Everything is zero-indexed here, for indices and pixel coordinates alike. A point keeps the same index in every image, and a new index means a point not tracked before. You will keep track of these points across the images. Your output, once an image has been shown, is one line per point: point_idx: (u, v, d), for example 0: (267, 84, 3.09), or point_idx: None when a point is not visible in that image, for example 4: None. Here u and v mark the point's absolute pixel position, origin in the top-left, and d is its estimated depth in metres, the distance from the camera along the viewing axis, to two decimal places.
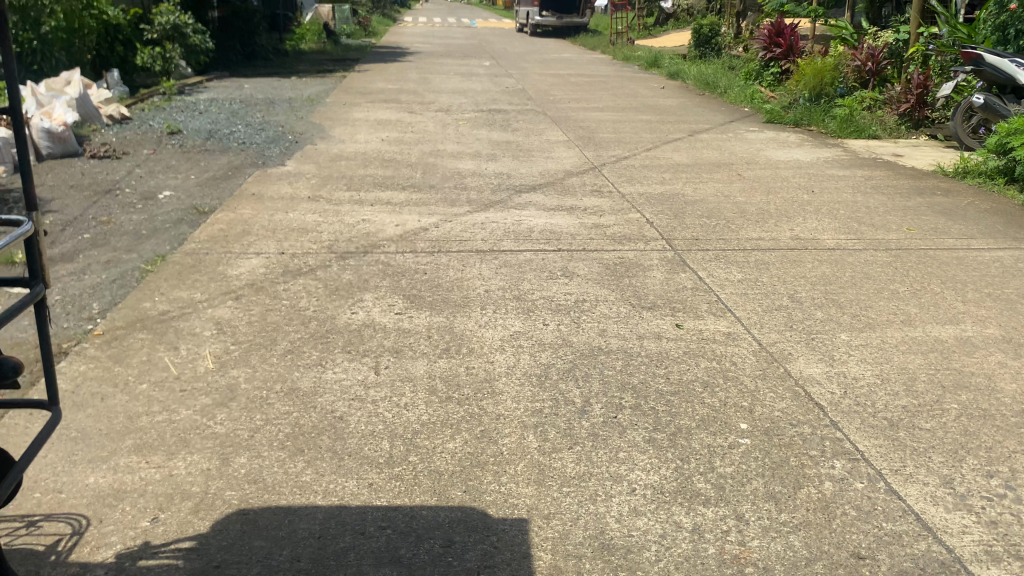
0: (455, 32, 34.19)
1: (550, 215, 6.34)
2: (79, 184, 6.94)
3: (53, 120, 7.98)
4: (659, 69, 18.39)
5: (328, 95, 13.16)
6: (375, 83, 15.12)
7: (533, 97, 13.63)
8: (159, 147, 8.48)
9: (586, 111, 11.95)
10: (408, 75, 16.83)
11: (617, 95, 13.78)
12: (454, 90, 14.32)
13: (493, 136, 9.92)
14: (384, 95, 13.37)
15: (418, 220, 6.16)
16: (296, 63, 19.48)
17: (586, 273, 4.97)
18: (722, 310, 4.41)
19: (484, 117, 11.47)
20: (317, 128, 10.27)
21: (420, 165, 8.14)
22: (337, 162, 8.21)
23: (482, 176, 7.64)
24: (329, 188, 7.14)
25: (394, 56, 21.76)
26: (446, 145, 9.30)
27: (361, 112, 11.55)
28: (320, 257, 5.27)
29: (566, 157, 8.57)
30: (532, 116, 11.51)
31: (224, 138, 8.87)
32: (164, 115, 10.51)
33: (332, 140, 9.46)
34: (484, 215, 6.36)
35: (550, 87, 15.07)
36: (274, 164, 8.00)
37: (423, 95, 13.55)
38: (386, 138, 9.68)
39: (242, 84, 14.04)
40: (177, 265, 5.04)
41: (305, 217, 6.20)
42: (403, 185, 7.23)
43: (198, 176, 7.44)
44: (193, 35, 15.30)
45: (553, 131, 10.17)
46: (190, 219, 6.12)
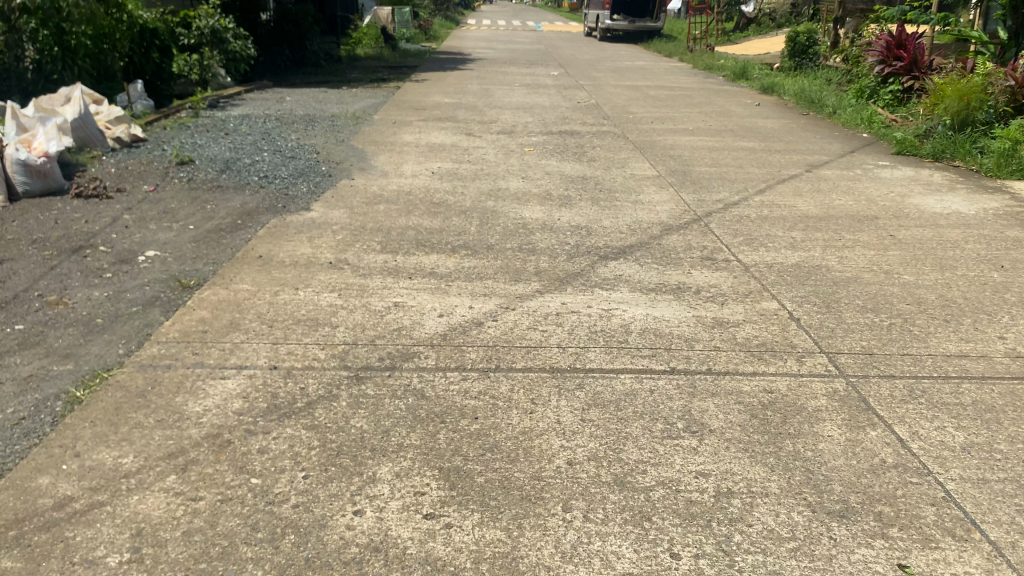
0: (521, 37, 32.71)
1: (652, 298, 4.63)
2: (45, 238, 5.47)
3: (32, 150, 6.57)
4: (749, 83, 16.45)
5: (377, 112, 11.64)
6: (431, 96, 13.55)
7: (609, 116, 11.91)
8: (163, 181, 7.01)
9: (675, 136, 10.19)
10: (469, 86, 15.27)
11: (707, 115, 11.96)
12: (519, 105, 12.68)
13: (566, 169, 8.25)
14: (439, 113, 11.80)
15: (472, 304, 4.52)
16: (350, 71, 18.12)
17: (721, 425, 3.23)
18: (965, 528, 2.65)
19: (555, 141, 9.81)
20: (358, 155, 8.72)
21: (476, 213, 6.52)
22: (375, 207, 6.64)
23: (555, 231, 5.98)
24: (358, 247, 5.56)
25: (454, 64, 20.24)
26: (510, 182, 7.67)
27: (412, 134, 9.98)
28: (326, 376, 3.65)
29: (660, 201, 6.87)
30: (610, 142, 9.79)
31: (242, 171, 7.36)
32: (185, 136, 9.09)
33: (373, 173, 7.88)
34: (560, 294, 4.68)
35: (628, 103, 13.32)
36: (296, 209, 6.45)
37: (484, 112, 11.93)
38: (437, 170, 8.08)
39: (285, 97, 12.62)
40: (119, 391, 3.48)
41: (319, 298, 4.62)
42: (449, 247, 5.58)
43: (198, 226, 5.93)
44: (233, 41, 13.92)
45: (638, 164, 8.48)
46: (165, 300, 4.57)
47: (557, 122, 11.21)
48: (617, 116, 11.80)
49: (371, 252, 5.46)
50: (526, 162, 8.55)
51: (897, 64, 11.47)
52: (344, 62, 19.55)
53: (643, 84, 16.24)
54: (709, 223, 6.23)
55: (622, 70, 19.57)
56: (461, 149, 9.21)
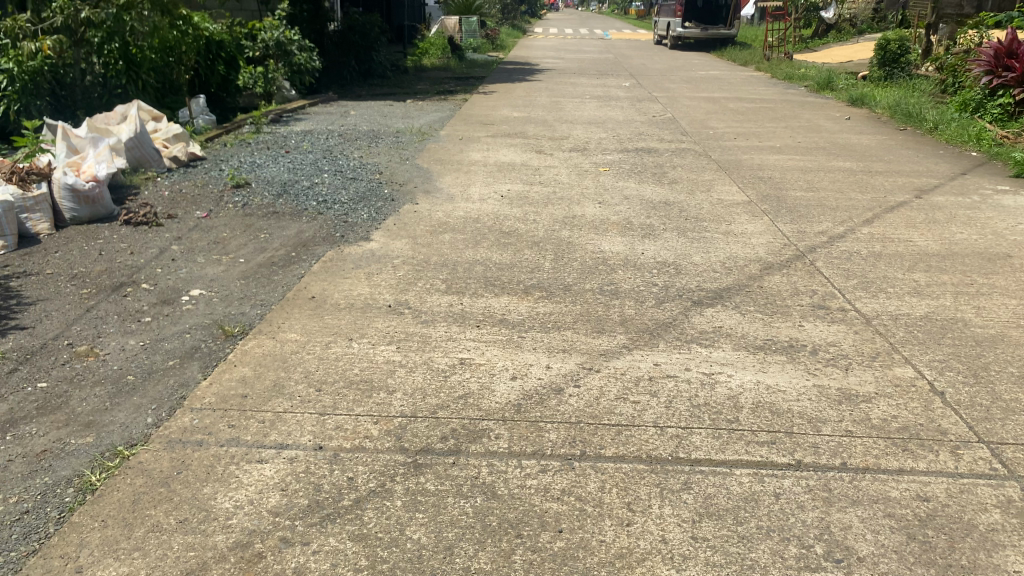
0: (590, 45, 32.07)
1: (761, 359, 3.96)
2: (86, 272, 5.06)
3: (81, 174, 6.20)
4: (835, 95, 15.49)
5: (444, 127, 11.14)
6: (499, 110, 13.02)
7: (688, 130, 11.18)
8: (217, 206, 6.59)
9: (762, 155, 9.42)
10: (539, 98, 14.71)
11: (796, 130, 11.13)
12: (592, 119, 12.06)
13: (647, 192, 7.58)
14: (508, 128, 11.25)
15: (549, 362, 3.90)
16: (416, 83, 17.75)
17: (872, 552, 2.55)
18: None
19: (632, 159, 9.15)
20: (422, 175, 8.21)
21: (550, 244, 5.91)
22: (440, 236, 6.09)
23: (639, 269, 5.34)
24: (421, 286, 5.00)
25: (522, 74, 19.67)
26: (586, 207, 7.05)
27: (479, 152, 9.44)
28: (381, 461, 3.08)
29: (755, 233, 6.16)
30: (691, 160, 9.08)
31: (300, 195, 6.90)
32: (244, 155, 8.72)
33: (438, 196, 7.35)
34: (650, 352, 4.03)
35: (707, 116, 12.56)
36: (355, 239, 5.93)
37: (554, 126, 11.33)
38: (507, 193, 7.51)
39: (349, 111, 12.24)
40: (139, 476, 2.96)
41: (375, 352, 4.07)
42: (521, 287, 4.98)
43: (249, 259, 5.45)
44: (299, 54, 13.52)
45: (725, 187, 7.77)
46: (205, 352, 4.07)
47: (633, 138, 10.54)
48: (697, 131, 11.08)
49: (435, 292, 4.90)
50: (602, 184, 7.91)
51: (1008, 74, 10.49)
52: (410, 73, 19.17)
53: (721, 95, 15.43)
54: (814, 260, 5.50)
55: (697, 79, 18.77)
56: (531, 168, 8.62)
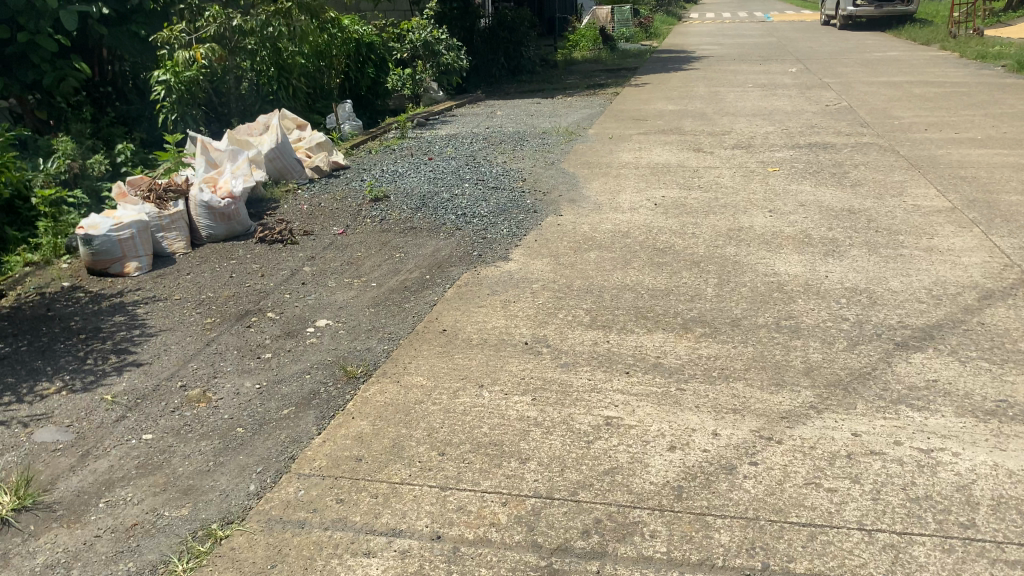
0: (751, 29, 30.36)
1: (995, 437, 3.11)
2: (213, 299, 4.80)
3: (218, 190, 6.02)
4: None
5: (593, 127, 10.50)
6: (654, 104, 12.23)
7: (867, 120, 9.99)
8: (353, 222, 6.27)
9: (961, 149, 8.19)
10: (697, 89, 13.75)
11: (998, 119, 9.70)
12: (756, 111, 11.05)
13: (826, 197, 6.65)
14: (662, 124, 10.48)
15: (715, 429, 3.21)
16: (567, 77, 17.17)
17: None
18: None
19: (805, 157, 8.17)
20: (570, 182, 7.62)
21: (713, 264, 5.17)
22: (587, 255, 5.47)
23: (822, 297, 4.52)
24: (565, 316, 4.41)
25: (678, 63, 18.68)
26: (754, 215, 6.22)
27: (631, 153, 8.74)
28: (509, 562, 2.51)
29: (964, 252, 5.17)
30: (875, 157, 8.00)
31: (439, 208, 6.48)
32: (387, 162, 8.43)
33: (585, 207, 6.74)
34: (844, 418, 3.26)
35: (889, 104, 11.25)
36: (493, 260, 5.42)
37: (715, 121, 10.43)
38: (662, 200, 6.78)
39: (496, 112, 11.83)
40: (229, 569, 2.54)
41: (510, 403, 3.51)
42: (679, 319, 4.30)
43: (380, 283, 5.04)
44: (446, 53, 13.24)
45: (920, 190, 6.71)
46: (321, 396, 3.65)
47: (804, 131, 9.50)
48: (879, 121, 9.87)
49: (580, 325, 4.29)
50: (772, 188, 7.03)
51: None
52: (560, 67, 18.62)
53: (903, 79, 13.91)
54: None
55: (874, 62, 17.14)
56: (690, 170, 7.84)
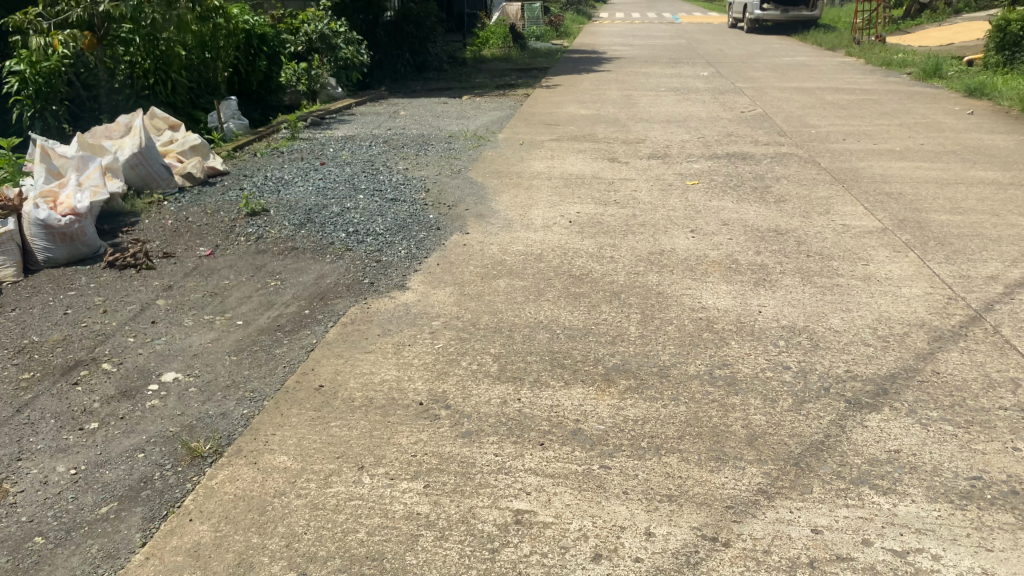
0: (660, 30, 30.32)
1: (978, 531, 2.59)
2: (37, 345, 3.94)
3: (59, 205, 5.09)
4: (947, 83, 13.70)
5: (502, 130, 9.85)
6: (566, 107, 11.67)
7: (784, 128, 9.67)
8: (225, 241, 5.43)
9: (881, 162, 7.91)
10: (609, 91, 13.28)
11: (913, 129, 9.52)
12: (672, 117, 10.61)
13: (750, 215, 6.18)
14: (575, 129, 9.93)
15: (649, 528, 2.60)
16: (475, 75, 16.49)
17: None
18: None
19: (724, 169, 7.73)
20: (476, 193, 6.94)
21: (635, 295, 4.59)
22: (494, 283, 4.82)
23: (758, 337, 3.99)
24: (467, 364, 3.74)
25: (589, 64, 18.25)
26: (676, 235, 5.69)
27: (543, 161, 8.13)
28: None
29: (904, 282, 4.74)
30: (795, 169, 7.63)
31: (326, 224, 5.71)
32: (273, 167, 7.57)
33: (492, 223, 6.08)
34: (800, 508, 2.70)
35: (803, 111, 11.00)
36: (385, 289, 4.69)
37: (629, 127, 9.94)
38: (577, 217, 6.19)
39: (398, 112, 11.05)
40: None
41: (395, 493, 2.80)
42: (601, 367, 3.68)
43: (249, 321, 4.26)
44: (345, 48, 12.42)
45: (846, 207, 6.32)
46: (153, 486, 2.89)
47: (722, 139, 9.09)
48: (796, 129, 9.56)
49: (485, 376, 3.63)
50: (694, 203, 6.53)
51: None
52: (469, 65, 17.93)
53: (813, 85, 13.78)
54: (997, 328, 4.07)
55: (783, 67, 17.08)
56: (605, 182, 7.28)
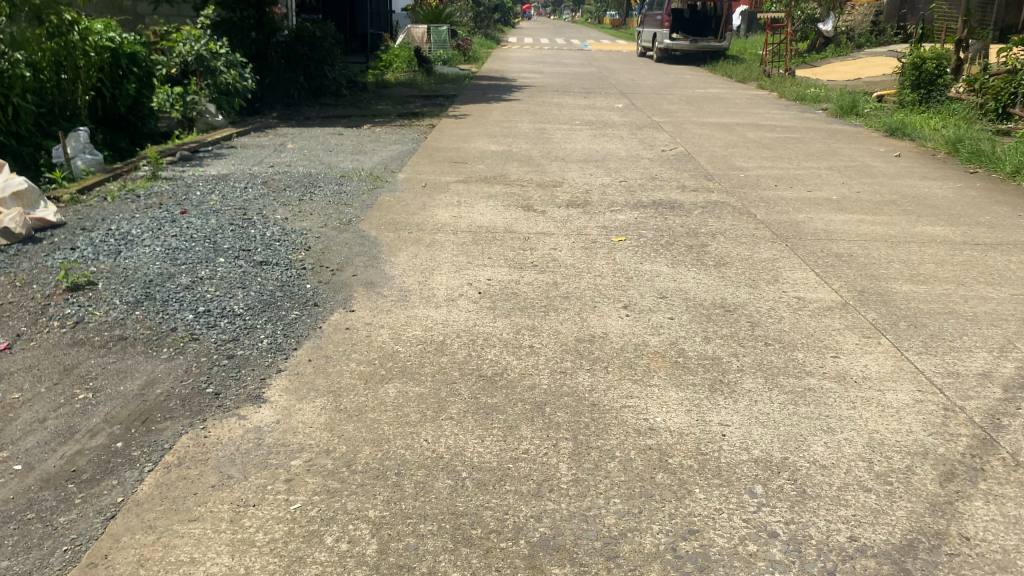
0: (570, 57, 29.87)
1: None
2: None
3: None
4: (864, 121, 13.34)
5: (402, 168, 8.77)
6: (475, 141, 10.69)
7: (710, 170, 8.93)
8: (32, 328, 4.18)
9: (820, 213, 7.21)
10: (521, 123, 12.39)
11: (844, 174, 8.94)
12: (589, 155, 9.77)
13: (690, 283, 5.29)
14: (484, 169, 8.95)
15: None
16: (377, 102, 15.38)
17: None
18: None
19: (652, 220, 6.87)
20: (366, 251, 5.83)
21: (562, 404, 3.59)
22: (381, 388, 3.73)
23: (727, 480, 3.03)
24: (333, 542, 2.65)
25: (498, 92, 17.39)
26: (607, 311, 4.74)
27: (448, 209, 7.09)
28: None
29: (886, 382, 3.89)
30: (732, 222, 6.83)
31: (170, 301, 4.52)
32: (120, 216, 6.29)
33: (383, 293, 4.99)
34: None
35: (726, 150, 10.35)
36: (233, 405, 3.55)
37: (544, 167, 9.02)
38: (487, 285, 5.17)
39: (285, 145, 9.84)
40: None
41: None
42: (522, 544, 2.64)
43: (31, 466, 3.06)
44: (226, 71, 11.05)
45: (795, 273, 5.51)
46: None
47: (645, 183, 8.26)
48: (723, 172, 8.83)
49: (357, 564, 2.54)
50: (623, 266, 5.62)
51: None
52: (370, 91, 16.80)
53: (731, 120, 13.23)
54: (1017, 458, 3.23)
55: (697, 100, 16.58)
56: (520, 237, 6.29)
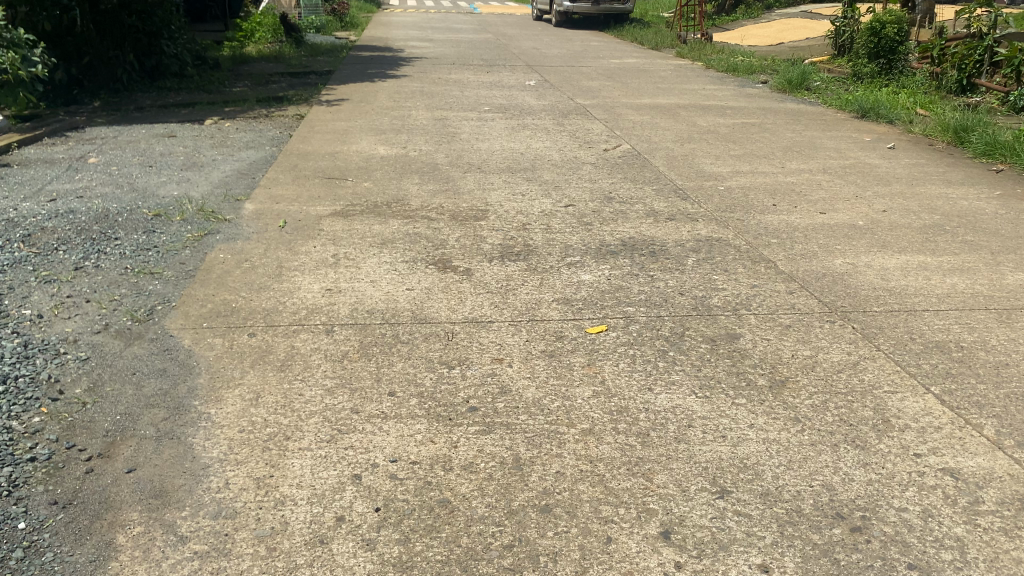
0: (460, 21, 27.19)
1: None
2: None
3: None
4: (820, 96, 11.36)
5: (251, 195, 6.14)
6: (359, 142, 8.12)
7: (678, 182, 6.69)
8: None
9: (859, 254, 5.07)
10: (417, 112, 9.85)
11: (846, 179, 6.87)
12: (513, 161, 7.40)
13: (748, 441, 3.01)
14: (371, 189, 6.42)
15: None
16: (234, 85, 12.52)
17: None
18: None
19: (632, 281, 4.57)
20: (164, 389, 3.31)
21: None
22: None
23: None
24: None
25: (382, 67, 14.68)
26: (635, 554, 2.40)
27: (320, 274, 4.59)
28: None
29: None
30: (750, 282, 4.59)
31: None
32: None
33: (179, 528, 2.51)
34: None
35: (683, 145, 8.15)
36: None
37: (457, 184, 6.59)
38: (388, 478, 2.75)
39: (87, 159, 7.04)
40: None
41: None
42: None
43: None
44: (2, 54, 8.06)
45: (902, 399, 3.32)
46: None
47: (599, 208, 5.94)
48: (696, 183, 6.64)
49: None
50: (621, 397, 3.30)
51: None
52: (225, 69, 13.87)
53: (668, 100, 11.06)
54: None
55: (617, 73, 14.37)
56: (438, 333, 3.88)
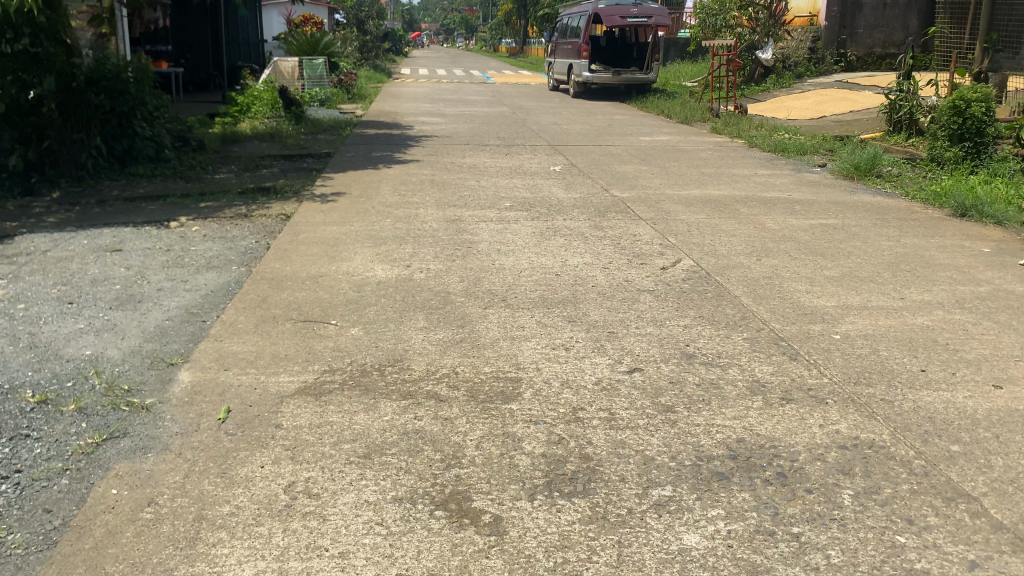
0: (474, 91, 26.02)
1: None
2: None
3: None
4: (898, 186, 9.71)
5: (190, 356, 4.45)
6: (351, 257, 6.45)
7: (772, 326, 4.97)
8: None
9: None
10: (425, 210, 8.23)
11: (998, 320, 5.11)
12: (547, 286, 5.71)
13: None
14: (357, 339, 4.72)
15: None
16: (218, 172, 11.01)
17: None
18: None
19: (764, 547, 2.82)
20: None
21: None
22: None
23: None
24: None
25: (388, 146, 13.18)
26: None
27: (260, 535, 2.86)
28: None
29: None
30: (963, 556, 2.80)
31: None
32: None
33: None
34: None
35: (759, 260, 6.45)
36: None
37: (476, 330, 4.87)
38: None
39: None
40: None
41: None
42: None
43: None
44: None
45: None
46: None
47: (675, 377, 4.20)
48: (798, 329, 4.91)
49: None
50: None
51: None
52: (211, 150, 12.40)
53: (720, 191, 9.44)
54: None
55: (650, 153, 12.83)
56: None
